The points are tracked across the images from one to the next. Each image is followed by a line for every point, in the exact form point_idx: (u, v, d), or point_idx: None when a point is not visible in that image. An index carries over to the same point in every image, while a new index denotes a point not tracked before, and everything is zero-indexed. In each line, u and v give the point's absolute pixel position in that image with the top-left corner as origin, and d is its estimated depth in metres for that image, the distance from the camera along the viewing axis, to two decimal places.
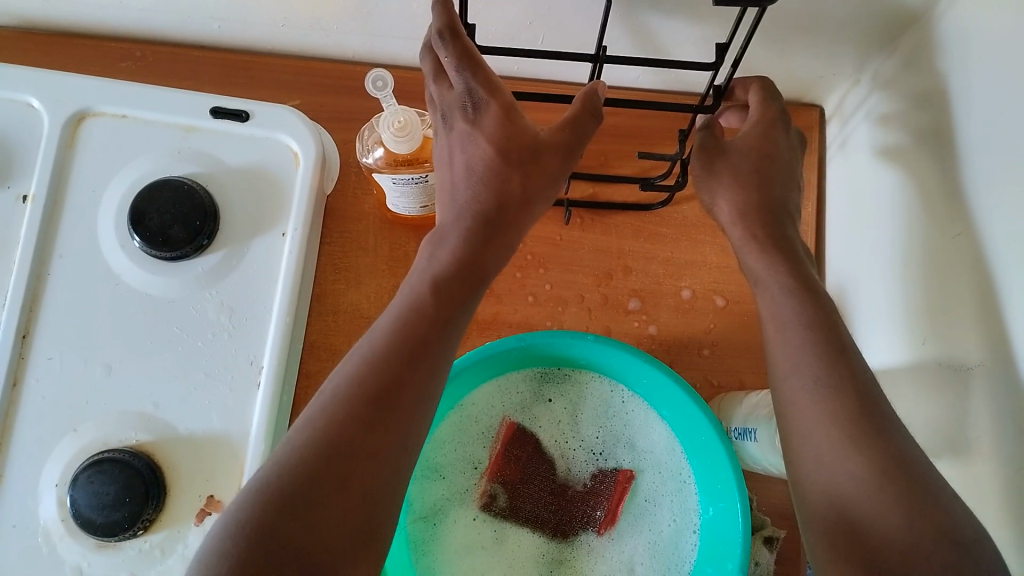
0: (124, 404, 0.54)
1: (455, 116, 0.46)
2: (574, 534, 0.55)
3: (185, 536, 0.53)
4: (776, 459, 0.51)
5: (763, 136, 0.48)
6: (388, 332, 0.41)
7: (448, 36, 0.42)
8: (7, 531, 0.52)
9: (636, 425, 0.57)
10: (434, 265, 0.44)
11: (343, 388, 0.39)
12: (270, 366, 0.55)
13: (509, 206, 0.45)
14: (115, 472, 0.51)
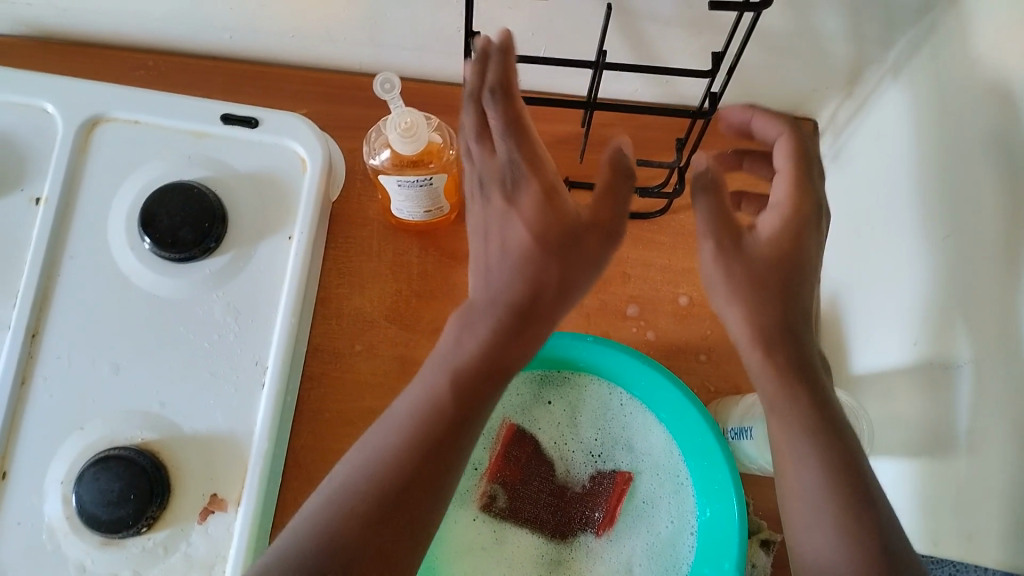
0: (130, 403, 0.55)
1: (493, 192, 0.44)
2: (572, 535, 0.56)
3: (188, 534, 0.54)
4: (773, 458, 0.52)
5: (794, 236, 0.42)
6: (405, 422, 0.42)
7: (499, 96, 0.40)
8: (11, 528, 0.53)
9: (634, 428, 0.57)
10: (460, 353, 0.43)
11: (350, 478, 0.41)
12: (274, 366, 0.56)
13: (544, 297, 0.43)
14: (119, 469, 0.52)
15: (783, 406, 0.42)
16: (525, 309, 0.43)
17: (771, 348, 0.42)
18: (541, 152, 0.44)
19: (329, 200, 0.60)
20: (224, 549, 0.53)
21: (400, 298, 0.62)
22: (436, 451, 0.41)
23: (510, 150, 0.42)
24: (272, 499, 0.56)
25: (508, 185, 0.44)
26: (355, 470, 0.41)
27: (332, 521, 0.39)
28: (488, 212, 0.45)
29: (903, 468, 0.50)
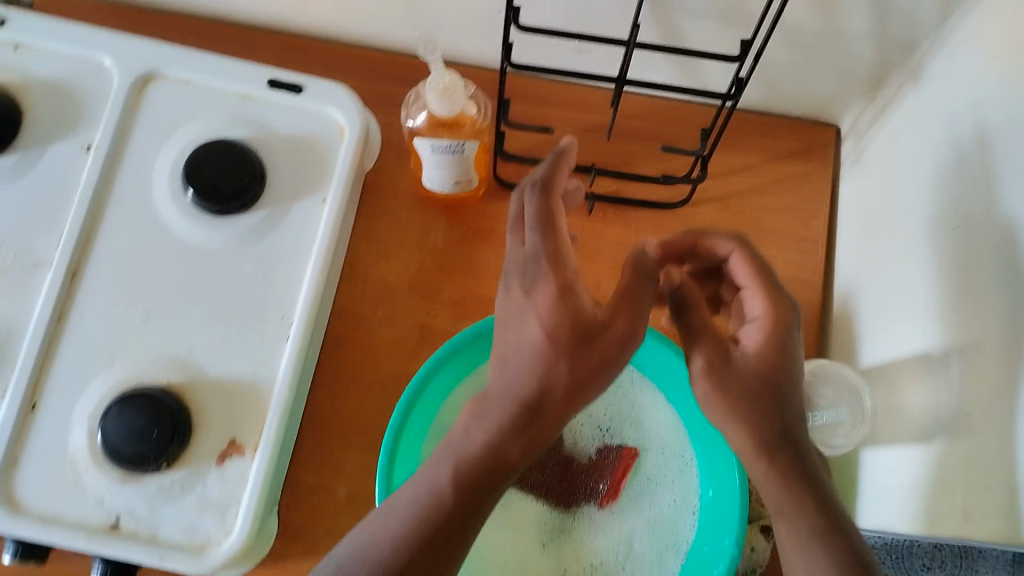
0: (160, 346, 0.57)
1: (512, 284, 0.44)
2: (576, 505, 0.57)
3: (204, 476, 0.55)
4: None
5: (778, 348, 0.46)
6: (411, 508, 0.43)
7: (540, 190, 0.44)
8: (36, 457, 0.55)
9: (643, 406, 0.59)
10: (466, 442, 0.43)
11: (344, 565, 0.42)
12: (299, 320, 0.58)
13: (553, 395, 0.43)
14: (146, 406, 0.54)
15: (789, 511, 0.43)
16: (535, 407, 0.43)
17: (773, 455, 0.44)
18: (568, 252, 0.44)
19: (364, 168, 0.63)
20: (237, 494, 0.55)
21: (425, 269, 0.64)
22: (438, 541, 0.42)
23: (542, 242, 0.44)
24: (285, 450, 0.58)
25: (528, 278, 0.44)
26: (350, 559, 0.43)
27: None
28: (507, 304, 0.45)
29: (901, 458, 0.51)
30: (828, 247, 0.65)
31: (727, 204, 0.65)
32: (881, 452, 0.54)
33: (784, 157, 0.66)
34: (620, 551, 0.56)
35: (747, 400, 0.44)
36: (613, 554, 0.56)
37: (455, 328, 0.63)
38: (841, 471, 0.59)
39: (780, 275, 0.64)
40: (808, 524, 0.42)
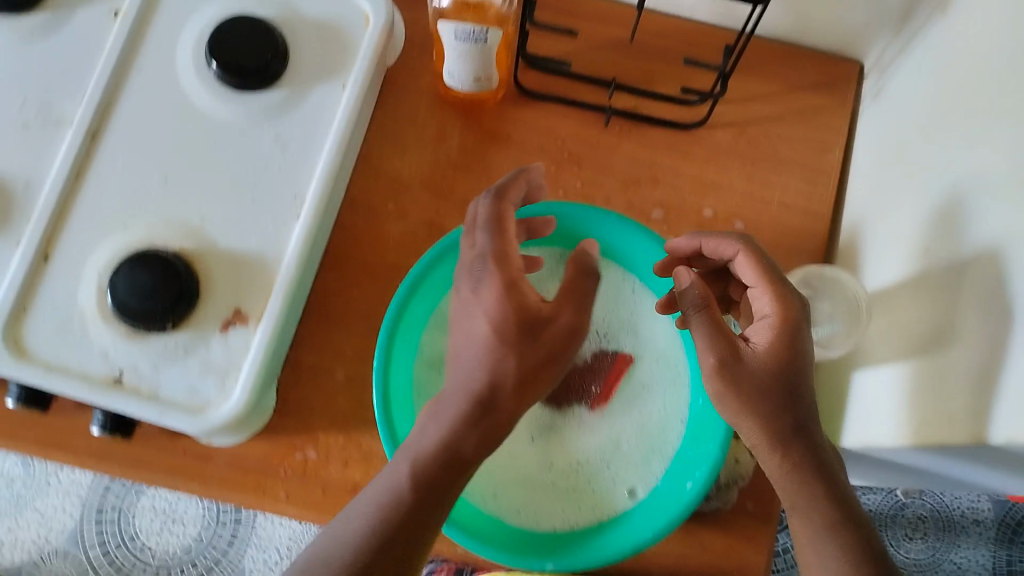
0: (174, 213, 0.58)
1: (463, 283, 0.50)
2: (567, 406, 0.58)
3: (208, 341, 0.57)
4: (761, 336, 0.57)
5: (788, 344, 0.48)
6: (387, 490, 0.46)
7: (494, 198, 0.51)
8: (46, 307, 0.57)
9: (641, 315, 0.60)
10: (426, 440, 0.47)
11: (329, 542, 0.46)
12: (311, 200, 0.59)
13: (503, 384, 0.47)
14: (156, 266, 0.55)
15: (804, 504, 0.46)
16: (493, 397, 0.47)
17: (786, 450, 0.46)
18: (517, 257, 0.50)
19: (386, 61, 0.63)
20: (239, 361, 0.57)
21: (439, 168, 0.65)
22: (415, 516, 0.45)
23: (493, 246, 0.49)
24: (289, 325, 0.60)
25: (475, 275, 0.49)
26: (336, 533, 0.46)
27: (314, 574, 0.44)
28: (459, 300, 0.50)
29: (893, 376, 0.52)
30: (841, 181, 0.66)
31: (745, 129, 0.65)
32: (871, 373, 0.55)
33: (806, 88, 0.66)
34: (607, 451, 0.58)
35: (762, 397, 0.47)
36: (601, 453, 0.58)
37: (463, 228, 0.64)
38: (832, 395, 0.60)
39: (790, 203, 0.64)
40: (821, 518, 0.46)
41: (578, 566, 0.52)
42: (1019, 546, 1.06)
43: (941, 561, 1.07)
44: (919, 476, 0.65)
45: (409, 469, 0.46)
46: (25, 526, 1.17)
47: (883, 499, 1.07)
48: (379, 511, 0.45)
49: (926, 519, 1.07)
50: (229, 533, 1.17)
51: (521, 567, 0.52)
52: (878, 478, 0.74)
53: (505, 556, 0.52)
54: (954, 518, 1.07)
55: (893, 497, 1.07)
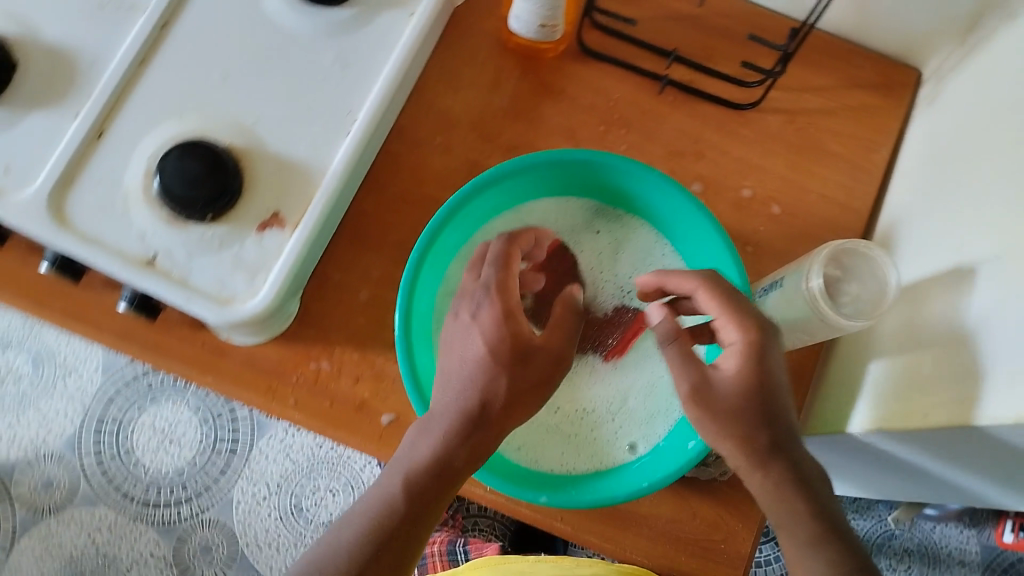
0: (229, 111, 0.60)
1: (463, 312, 0.55)
2: (584, 352, 0.64)
3: (243, 239, 0.58)
4: (785, 312, 0.53)
5: (754, 366, 0.49)
6: (381, 500, 0.50)
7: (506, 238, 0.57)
8: (90, 182, 0.58)
9: None
10: (414, 455, 0.51)
11: (329, 546, 0.50)
12: (363, 119, 0.60)
13: (492, 405, 0.51)
14: (205, 157, 0.57)
15: (787, 518, 0.47)
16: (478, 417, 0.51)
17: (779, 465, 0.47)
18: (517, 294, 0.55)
19: (454, 2, 0.64)
20: (270, 262, 0.58)
21: (489, 111, 0.65)
22: (408, 520, 0.49)
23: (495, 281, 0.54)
24: (324, 237, 0.60)
25: (474, 305, 0.55)
26: (339, 535, 0.50)
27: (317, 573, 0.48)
28: (456, 329, 0.55)
29: (908, 361, 0.53)
30: (883, 183, 0.66)
31: (795, 117, 0.65)
32: (886, 362, 0.55)
33: (861, 87, 0.66)
34: (613, 403, 0.62)
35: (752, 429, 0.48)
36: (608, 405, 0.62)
37: None
38: (841, 386, 0.60)
39: (829, 195, 0.65)
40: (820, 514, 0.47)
41: (572, 504, 0.53)
42: None
43: None
44: (916, 480, 0.66)
45: (403, 481, 0.50)
46: (24, 424, 1.18)
47: (874, 526, 1.09)
48: (369, 522, 0.49)
49: (912, 552, 1.10)
50: (224, 461, 1.18)
51: (518, 496, 0.53)
52: (875, 482, 0.75)
53: (504, 485, 0.53)
54: (941, 555, 1.10)
55: (885, 524, 1.09)
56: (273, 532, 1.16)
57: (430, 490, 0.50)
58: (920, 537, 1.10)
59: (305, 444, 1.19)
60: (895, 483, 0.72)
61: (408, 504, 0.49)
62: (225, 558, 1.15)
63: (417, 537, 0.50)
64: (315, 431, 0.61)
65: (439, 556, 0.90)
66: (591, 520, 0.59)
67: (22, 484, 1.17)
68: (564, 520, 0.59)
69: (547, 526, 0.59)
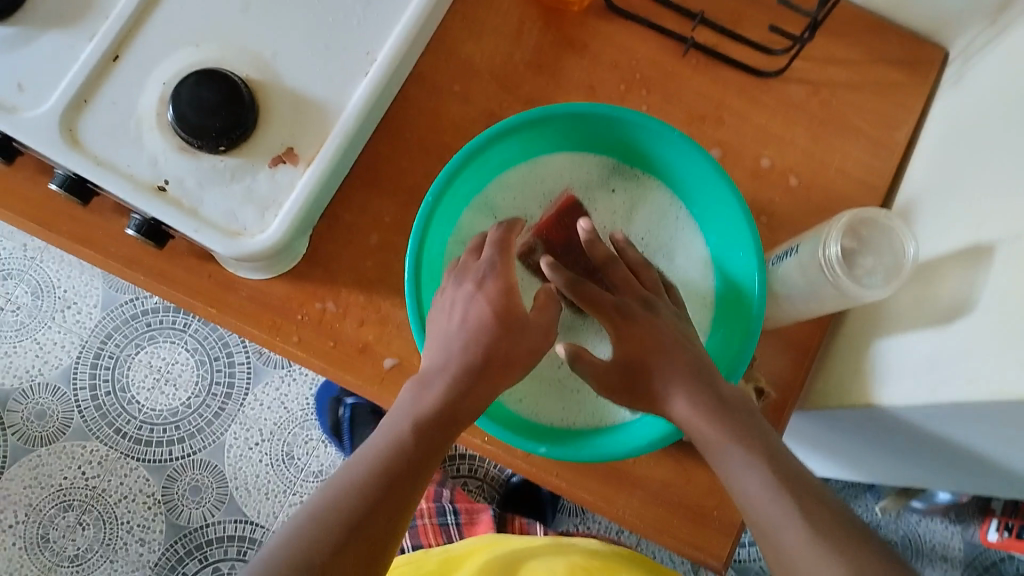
0: (247, 42, 0.58)
1: (465, 281, 0.56)
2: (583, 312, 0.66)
3: (255, 173, 0.57)
4: (802, 280, 0.54)
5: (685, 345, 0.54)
6: (386, 443, 0.49)
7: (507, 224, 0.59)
8: (103, 105, 0.57)
9: (679, 243, 0.64)
10: (419, 405, 0.51)
11: (332, 483, 0.48)
12: (383, 60, 0.59)
13: (492, 361, 0.53)
14: (222, 88, 0.55)
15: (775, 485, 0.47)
16: (477, 370, 0.52)
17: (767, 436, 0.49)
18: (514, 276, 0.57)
19: None
20: (282, 198, 0.57)
21: (510, 63, 0.64)
22: (417, 459, 0.49)
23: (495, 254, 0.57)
24: (338, 176, 0.60)
25: (478, 277, 0.56)
26: (344, 470, 0.49)
27: (322, 503, 0.47)
28: (455, 296, 0.56)
29: (920, 337, 0.53)
30: (902, 164, 0.65)
31: (819, 90, 0.64)
32: (897, 339, 0.55)
33: (889, 63, 0.65)
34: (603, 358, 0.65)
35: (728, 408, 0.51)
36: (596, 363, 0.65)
37: None
38: (847, 363, 0.60)
39: (848, 171, 0.64)
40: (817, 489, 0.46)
41: (571, 457, 0.54)
42: None
43: None
44: (913, 458, 0.66)
45: (411, 425, 0.50)
46: (21, 353, 1.18)
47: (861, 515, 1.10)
48: (378, 457, 0.49)
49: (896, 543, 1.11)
50: (218, 404, 1.18)
51: (519, 446, 0.54)
52: (870, 460, 0.75)
53: (508, 436, 0.54)
54: (924, 548, 1.11)
55: (871, 513, 1.10)
56: (263, 478, 1.17)
57: (438, 433, 0.50)
58: (905, 530, 1.11)
59: (301, 393, 1.20)
60: (887, 461, 0.73)
61: (416, 443, 0.49)
62: (214, 500, 1.16)
63: (423, 476, 0.49)
64: (317, 371, 0.61)
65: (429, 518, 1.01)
66: (586, 477, 0.60)
67: (15, 413, 1.17)
68: (560, 475, 0.60)
69: (544, 481, 0.60)
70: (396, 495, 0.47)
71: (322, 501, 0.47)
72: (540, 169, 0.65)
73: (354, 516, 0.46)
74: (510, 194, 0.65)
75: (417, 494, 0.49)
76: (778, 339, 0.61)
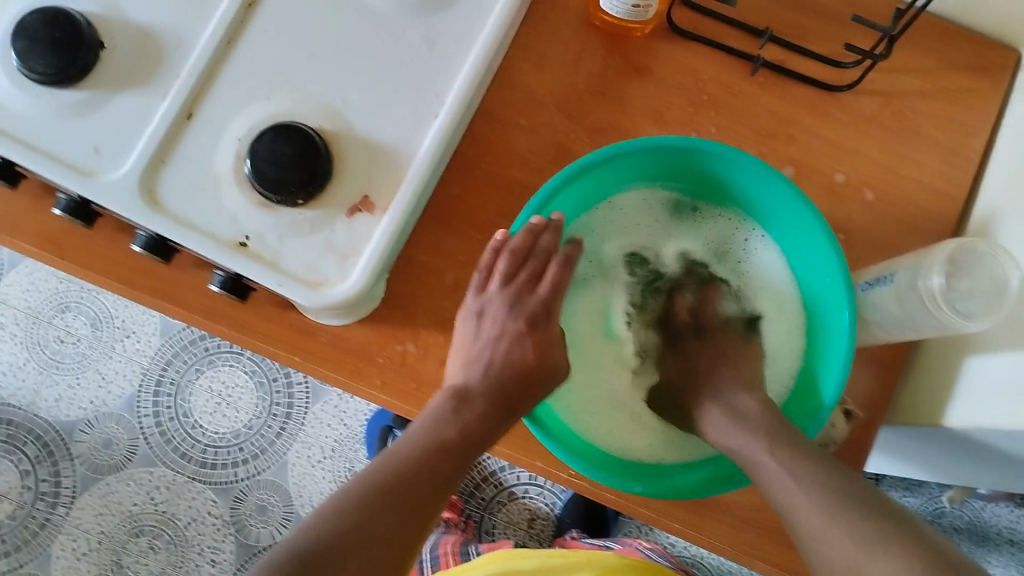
0: (318, 92, 0.59)
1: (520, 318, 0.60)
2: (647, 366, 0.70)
3: (334, 224, 0.57)
4: (898, 310, 0.53)
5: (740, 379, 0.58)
6: (425, 441, 0.54)
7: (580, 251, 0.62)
8: (182, 164, 0.57)
9: (764, 275, 0.69)
10: (461, 414, 0.56)
11: (369, 470, 0.52)
12: (453, 101, 0.59)
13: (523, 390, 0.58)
14: (298, 140, 0.56)
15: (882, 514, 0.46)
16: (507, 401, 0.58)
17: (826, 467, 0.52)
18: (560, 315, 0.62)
19: None
20: (361, 247, 0.57)
21: (574, 93, 0.64)
22: (448, 459, 0.54)
23: (549, 293, 0.61)
24: (413, 218, 0.60)
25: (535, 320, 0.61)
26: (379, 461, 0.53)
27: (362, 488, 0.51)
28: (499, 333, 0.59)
29: (1018, 358, 0.52)
30: (979, 169, 0.64)
31: (890, 100, 0.63)
32: (992, 359, 0.55)
33: (961, 68, 0.64)
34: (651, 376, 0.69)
35: None
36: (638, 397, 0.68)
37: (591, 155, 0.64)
38: (935, 380, 0.60)
39: (925, 182, 0.63)
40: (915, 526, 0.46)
41: (668, 493, 0.55)
42: None
43: None
44: (1003, 467, 0.65)
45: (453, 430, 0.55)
46: (84, 384, 1.20)
47: (924, 503, 1.08)
48: (417, 454, 0.53)
49: (961, 530, 1.09)
50: (279, 424, 1.20)
51: (616, 485, 0.54)
52: (953, 467, 0.74)
53: (599, 475, 0.55)
54: (990, 534, 1.09)
55: (937, 502, 1.08)
56: (327, 494, 1.18)
57: (473, 440, 0.55)
58: (969, 515, 1.09)
59: (359, 409, 1.21)
60: (973, 469, 0.72)
61: (453, 446, 0.54)
62: (281, 519, 1.18)
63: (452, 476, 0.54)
64: (401, 413, 0.61)
65: (451, 556, 1.00)
66: (675, 508, 0.59)
67: (81, 443, 1.19)
68: (649, 506, 0.59)
69: (632, 511, 0.59)
70: (428, 493, 0.52)
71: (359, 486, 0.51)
72: (616, 210, 0.69)
73: (393, 504, 0.50)
74: (594, 237, 0.68)
75: (446, 493, 0.54)
76: (862, 356, 0.61)
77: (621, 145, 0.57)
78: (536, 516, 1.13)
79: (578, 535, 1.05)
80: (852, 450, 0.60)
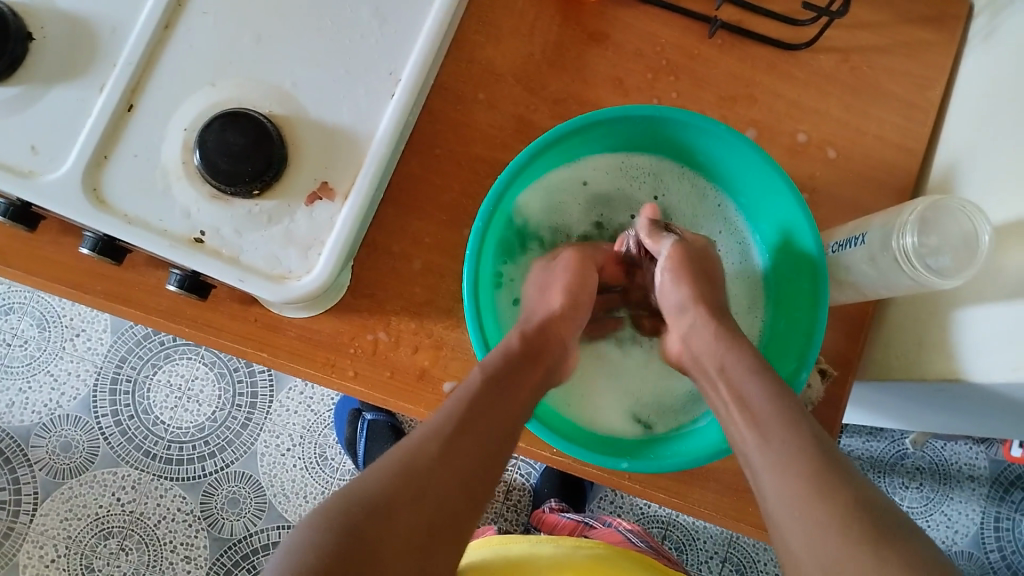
0: (266, 75, 0.56)
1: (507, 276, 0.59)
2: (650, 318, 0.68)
3: (293, 212, 0.55)
4: (873, 268, 0.55)
5: None
6: (456, 422, 0.50)
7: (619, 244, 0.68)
8: (127, 159, 0.54)
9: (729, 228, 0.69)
10: (488, 394, 0.52)
11: (397, 455, 0.47)
12: (408, 78, 0.57)
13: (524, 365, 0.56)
14: (249, 128, 0.53)
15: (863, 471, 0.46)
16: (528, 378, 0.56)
17: None
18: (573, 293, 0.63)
19: None
20: (323, 236, 0.55)
21: (532, 63, 0.62)
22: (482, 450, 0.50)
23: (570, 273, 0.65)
24: (373, 203, 0.58)
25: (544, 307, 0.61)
26: (410, 444, 0.48)
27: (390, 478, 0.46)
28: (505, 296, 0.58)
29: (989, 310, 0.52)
30: (936, 121, 0.64)
31: (847, 57, 0.63)
32: (962, 311, 0.55)
33: (915, 21, 0.64)
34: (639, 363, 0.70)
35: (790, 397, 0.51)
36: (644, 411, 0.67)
37: (552, 126, 0.62)
38: (907, 332, 0.60)
39: (884, 137, 0.63)
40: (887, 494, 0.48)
41: (652, 468, 0.55)
42: (1008, 504, 1.09)
43: (934, 512, 1.10)
44: (973, 411, 0.67)
45: (483, 413, 0.51)
46: (37, 388, 1.16)
47: (887, 447, 1.11)
48: (451, 437, 0.49)
49: (924, 470, 1.11)
50: (245, 415, 1.17)
51: (600, 463, 0.55)
52: (922, 414, 0.76)
53: (583, 452, 0.55)
54: (951, 471, 1.11)
55: (900, 443, 1.11)
56: (299, 482, 1.16)
57: (499, 422, 0.52)
58: (930, 455, 1.11)
59: (326, 394, 1.19)
60: (941, 414, 0.74)
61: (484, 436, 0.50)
62: (254, 510, 1.15)
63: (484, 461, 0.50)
64: (377, 401, 0.60)
65: None
66: (657, 475, 0.60)
67: (39, 448, 1.15)
68: (632, 478, 0.60)
69: (618, 484, 0.60)
70: (460, 497, 0.47)
71: (388, 476, 0.46)
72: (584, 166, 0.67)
73: (419, 495, 0.46)
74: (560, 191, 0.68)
75: (480, 484, 0.49)
76: (833, 314, 0.62)
77: (597, 116, 0.56)
78: (512, 487, 1.13)
79: (556, 506, 1.05)
80: (825, 407, 0.61)
